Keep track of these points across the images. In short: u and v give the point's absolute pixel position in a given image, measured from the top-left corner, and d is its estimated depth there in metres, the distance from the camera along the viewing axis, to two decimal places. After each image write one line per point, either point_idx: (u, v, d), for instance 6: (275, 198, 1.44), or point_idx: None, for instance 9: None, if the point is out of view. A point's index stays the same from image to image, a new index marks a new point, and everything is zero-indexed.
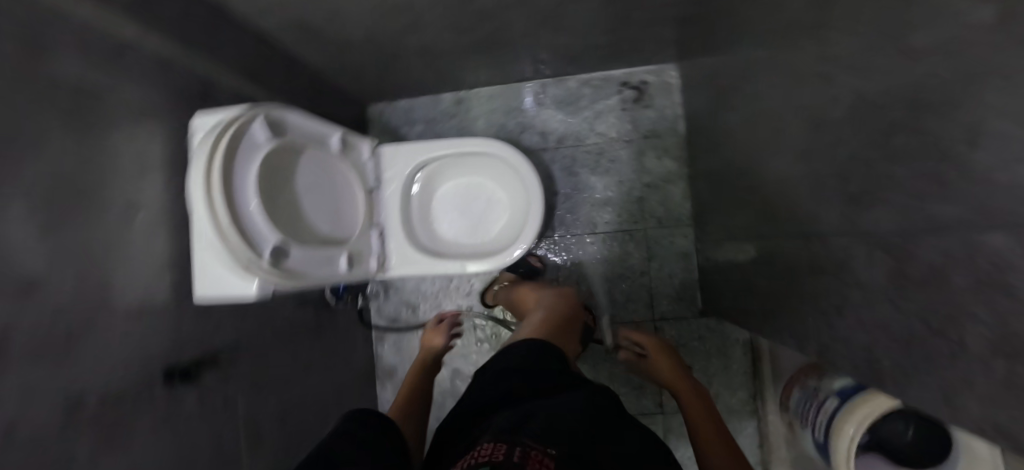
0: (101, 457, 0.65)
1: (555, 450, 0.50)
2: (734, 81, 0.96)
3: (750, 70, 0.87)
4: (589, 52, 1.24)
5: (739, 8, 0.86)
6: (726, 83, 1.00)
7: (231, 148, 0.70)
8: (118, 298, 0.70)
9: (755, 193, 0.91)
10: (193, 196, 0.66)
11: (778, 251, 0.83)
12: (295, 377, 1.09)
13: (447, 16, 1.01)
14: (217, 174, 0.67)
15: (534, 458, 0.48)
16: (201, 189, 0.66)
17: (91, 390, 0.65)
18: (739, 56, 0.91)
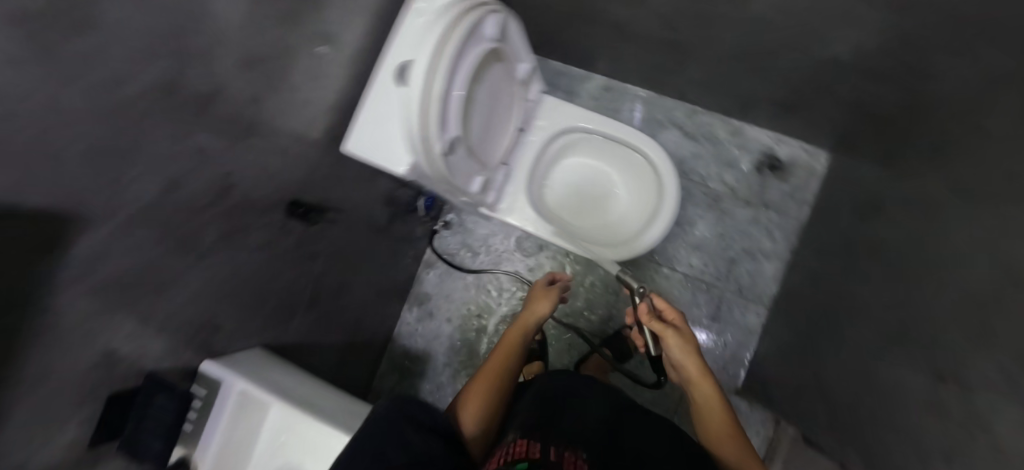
0: (215, 249, 0.65)
1: (584, 454, 0.58)
2: (903, 198, 0.93)
3: (932, 195, 0.84)
4: (760, 103, 1.21)
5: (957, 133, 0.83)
6: (889, 195, 0.98)
7: (467, 31, 0.68)
8: (289, 115, 0.69)
9: (876, 310, 0.89)
10: (420, 57, 0.65)
11: (884, 374, 0.81)
12: (357, 263, 1.08)
13: (668, 4, 0.98)
14: (449, 47, 0.66)
15: (567, 459, 0.56)
16: (430, 54, 0.65)
17: (235, 185, 0.64)
18: (925, 176, 0.88)
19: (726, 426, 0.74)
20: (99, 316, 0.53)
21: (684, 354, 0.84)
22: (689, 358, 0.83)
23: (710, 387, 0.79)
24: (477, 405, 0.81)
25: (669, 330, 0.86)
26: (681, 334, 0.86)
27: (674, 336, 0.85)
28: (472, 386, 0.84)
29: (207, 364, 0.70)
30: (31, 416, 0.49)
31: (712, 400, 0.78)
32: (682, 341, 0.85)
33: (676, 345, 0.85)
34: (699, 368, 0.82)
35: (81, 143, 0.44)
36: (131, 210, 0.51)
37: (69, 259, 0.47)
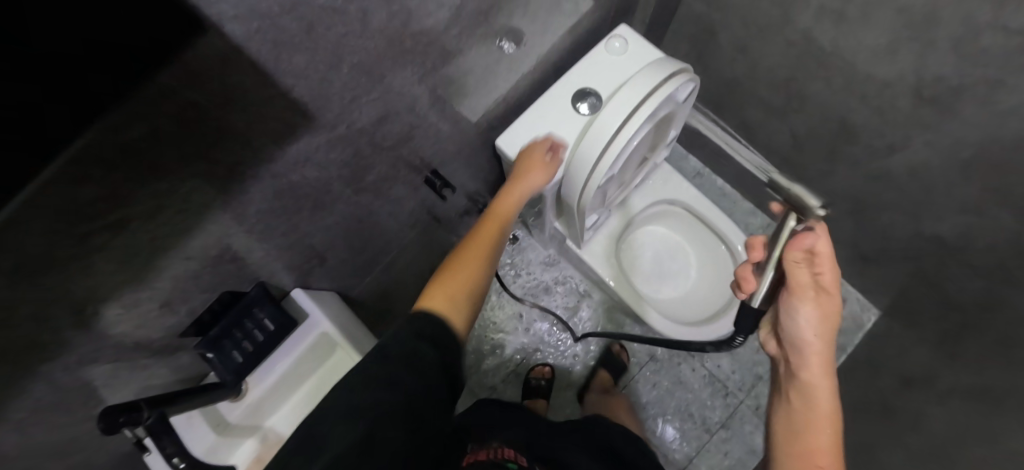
0: (367, 190, 0.64)
1: None
2: (938, 374, 0.98)
3: (963, 380, 0.89)
4: (837, 245, 1.27)
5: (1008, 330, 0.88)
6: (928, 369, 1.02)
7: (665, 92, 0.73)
8: (478, 91, 0.70)
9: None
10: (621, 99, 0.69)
11: None
12: (428, 244, 1.06)
13: (807, 127, 1.04)
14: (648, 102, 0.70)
15: None
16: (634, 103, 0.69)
17: (415, 138, 0.64)
18: (963, 361, 0.94)
19: (822, 455, 0.58)
20: (263, 215, 0.51)
21: (805, 332, 0.62)
22: (816, 330, 0.61)
23: (828, 383, 0.62)
24: (454, 295, 0.54)
25: (815, 297, 0.61)
26: (824, 296, 0.61)
27: (811, 302, 0.61)
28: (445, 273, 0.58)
29: (298, 294, 0.68)
30: (162, 285, 0.47)
31: (816, 395, 0.62)
32: (824, 309, 0.61)
33: (810, 312, 0.61)
34: (818, 354, 0.62)
35: (357, 56, 0.44)
36: (346, 130, 0.51)
37: (282, 153, 0.46)
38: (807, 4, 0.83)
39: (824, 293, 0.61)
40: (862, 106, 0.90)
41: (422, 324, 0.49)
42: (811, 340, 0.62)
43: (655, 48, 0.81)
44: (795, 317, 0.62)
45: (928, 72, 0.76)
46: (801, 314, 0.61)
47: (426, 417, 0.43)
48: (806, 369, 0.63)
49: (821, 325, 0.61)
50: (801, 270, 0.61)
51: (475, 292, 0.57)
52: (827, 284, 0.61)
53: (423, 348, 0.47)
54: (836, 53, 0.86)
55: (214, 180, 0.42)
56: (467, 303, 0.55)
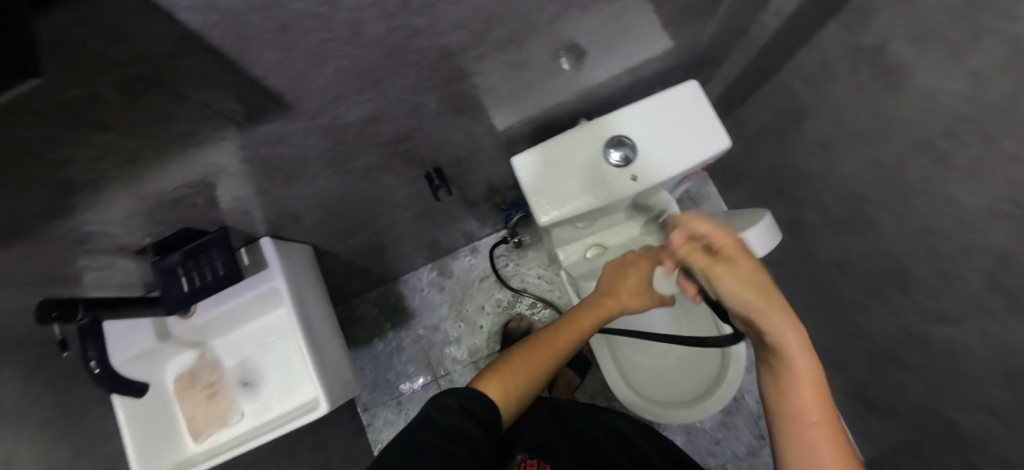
0: (353, 173, 0.62)
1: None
2: None
3: None
4: (846, 378, 1.16)
5: None
6: None
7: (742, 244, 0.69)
8: (503, 108, 0.66)
9: None
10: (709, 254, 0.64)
11: None
12: (426, 221, 1.05)
13: (861, 253, 0.92)
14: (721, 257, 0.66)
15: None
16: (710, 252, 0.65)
17: (416, 138, 0.61)
18: None
19: (813, 413, 0.44)
20: (232, 176, 0.51)
21: (748, 307, 0.43)
22: (743, 291, 0.43)
23: (798, 341, 0.42)
24: (500, 388, 0.63)
25: (725, 267, 0.44)
26: (734, 263, 0.44)
27: (723, 269, 0.44)
28: (505, 359, 0.68)
29: (266, 243, 0.68)
30: (113, 214, 0.48)
31: (791, 367, 0.43)
32: (747, 276, 0.43)
33: (732, 278, 0.43)
34: (782, 331, 0.42)
35: (345, 60, 0.41)
36: (328, 122, 0.48)
37: (252, 130, 0.45)
38: (909, 130, 0.71)
39: (731, 258, 0.45)
40: (925, 260, 0.78)
41: (470, 402, 0.59)
42: (760, 315, 0.43)
43: (716, 117, 0.73)
44: (725, 296, 0.44)
45: (1014, 260, 0.64)
46: (729, 295, 0.43)
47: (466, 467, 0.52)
48: (765, 338, 0.44)
49: (752, 291, 0.43)
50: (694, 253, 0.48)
51: (521, 389, 0.65)
52: (732, 255, 0.46)
53: (465, 424, 0.56)
54: (922, 193, 0.73)
55: (170, 140, 0.41)
56: (509, 397, 0.63)
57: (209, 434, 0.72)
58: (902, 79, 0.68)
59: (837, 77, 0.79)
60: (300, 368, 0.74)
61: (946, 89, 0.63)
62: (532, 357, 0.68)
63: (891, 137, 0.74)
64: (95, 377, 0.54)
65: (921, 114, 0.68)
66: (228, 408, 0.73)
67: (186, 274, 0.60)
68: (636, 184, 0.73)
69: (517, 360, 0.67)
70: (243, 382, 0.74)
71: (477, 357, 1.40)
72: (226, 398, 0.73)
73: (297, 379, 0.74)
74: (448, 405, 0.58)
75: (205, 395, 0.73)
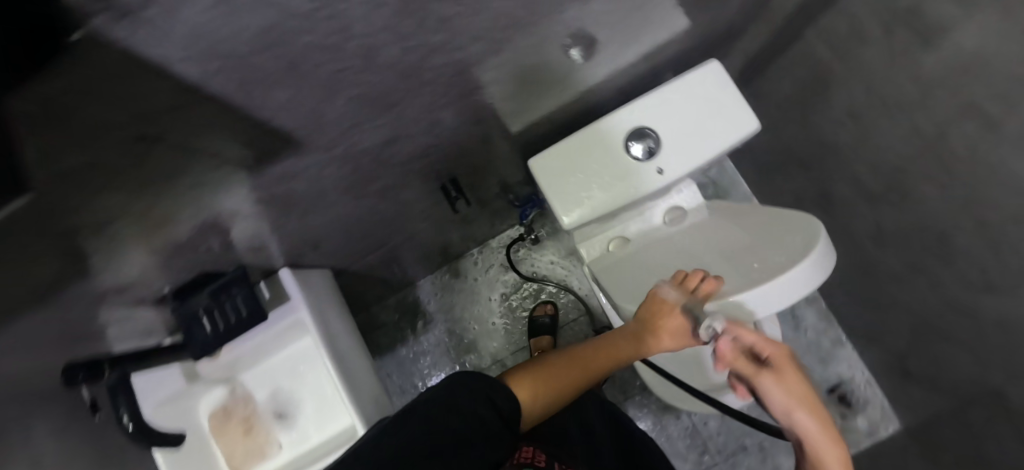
0: (370, 195, 0.59)
1: None
2: None
3: None
4: (884, 349, 1.13)
5: None
6: None
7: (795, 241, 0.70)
8: (521, 112, 0.62)
9: None
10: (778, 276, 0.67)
11: None
12: (441, 228, 1.02)
13: (897, 224, 0.88)
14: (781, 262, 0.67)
15: None
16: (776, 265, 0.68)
17: (433, 154, 0.57)
18: None
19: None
20: (247, 216, 0.48)
21: (794, 415, 0.57)
22: (784, 397, 0.57)
23: (838, 452, 0.55)
24: (529, 390, 0.65)
25: (779, 381, 0.58)
26: (786, 378, 0.58)
27: (772, 376, 0.58)
28: (536, 366, 0.69)
29: (285, 274, 0.66)
30: (127, 270, 0.45)
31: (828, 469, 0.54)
32: (791, 386, 0.58)
33: (775, 386, 0.58)
34: (819, 427, 0.56)
35: (357, 89, 0.37)
36: (343, 151, 0.45)
37: (264, 170, 0.42)
38: (952, 95, 0.66)
39: (781, 372, 0.59)
40: (970, 231, 0.74)
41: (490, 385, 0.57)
42: (800, 416, 0.57)
43: (742, 98, 0.68)
44: (769, 399, 0.58)
45: None
46: (781, 404, 0.57)
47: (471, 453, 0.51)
48: (801, 429, 0.57)
49: (799, 402, 0.57)
50: (741, 361, 0.60)
51: (547, 397, 0.66)
52: (781, 365, 0.59)
53: (483, 411, 0.54)
54: (967, 161, 0.69)
55: (181, 192, 0.38)
56: (536, 401, 0.65)
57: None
58: (943, 41, 0.64)
59: (868, 43, 0.75)
60: (333, 396, 0.72)
61: (995, 49, 0.58)
62: (562, 368, 0.70)
63: (931, 104, 0.70)
64: (131, 433, 0.52)
65: (966, 77, 0.63)
66: (265, 441, 0.72)
67: (208, 316, 0.57)
68: (662, 177, 0.70)
69: (548, 371, 0.69)
70: (277, 414, 0.72)
71: (503, 355, 1.39)
72: (262, 431, 0.72)
73: (330, 407, 0.72)
74: (481, 382, 0.57)
75: (240, 430, 0.71)
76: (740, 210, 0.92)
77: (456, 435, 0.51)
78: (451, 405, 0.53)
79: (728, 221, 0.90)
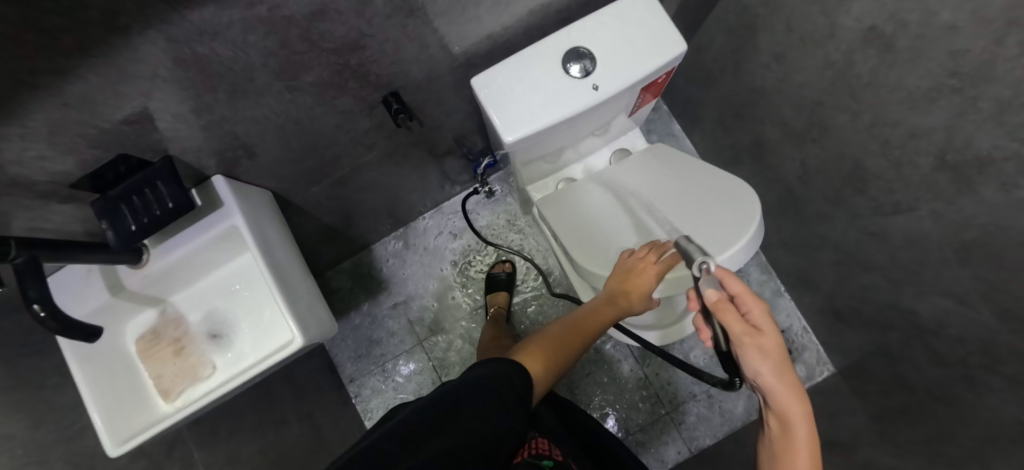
0: (304, 90, 0.59)
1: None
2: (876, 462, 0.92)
3: None
4: (818, 294, 1.20)
5: (963, 435, 0.82)
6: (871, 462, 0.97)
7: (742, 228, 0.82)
8: (459, 19, 0.63)
9: None
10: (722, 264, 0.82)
11: None
12: (392, 171, 1.02)
13: (820, 161, 0.95)
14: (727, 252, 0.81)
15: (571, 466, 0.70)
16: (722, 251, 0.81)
17: (367, 48, 0.58)
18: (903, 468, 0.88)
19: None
20: (170, 85, 0.48)
21: (764, 367, 0.50)
22: (760, 366, 0.51)
23: (800, 407, 0.49)
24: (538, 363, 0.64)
25: (752, 342, 0.51)
26: (761, 337, 0.51)
27: (749, 347, 0.51)
28: (536, 340, 0.68)
29: (218, 181, 0.64)
30: (38, 127, 0.44)
31: (791, 422, 0.49)
32: (762, 347, 0.51)
33: (754, 356, 0.51)
34: (777, 381, 0.50)
35: None
36: (267, 13, 0.45)
37: (180, 18, 0.41)
38: (855, 23, 0.73)
39: (758, 332, 0.52)
40: (878, 154, 0.81)
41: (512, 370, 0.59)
42: (764, 371, 0.50)
43: (670, 22, 0.73)
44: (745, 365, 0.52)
45: (959, 136, 0.67)
46: (749, 361, 0.51)
47: (493, 429, 0.53)
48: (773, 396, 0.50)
49: (770, 361, 0.50)
50: (732, 314, 0.53)
51: (557, 367, 0.66)
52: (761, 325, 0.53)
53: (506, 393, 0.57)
54: (872, 86, 0.76)
55: (91, 24, 0.38)
56: (548, 372, 0.64)
57: (180, 391, 0.68)
58: None
59: None
60: (272, 315, 0.70)
61: None
62: (563, 341, 0.69)
63: (840, 34, 0.76)
64: (40, 320, 0.49)
65: (865, 3, 0.70)
66: (197, 362, 0.69)
67: (131, 213, 0.57)
68: (598, 94, 0.73)
69: (549, 340, 0.69)
70: (211, 335, 0.70)
71: (460, 316, 1.38)
72: (193, 352, 0.69)
73: (267, 325, 0.70)
74: (518, 371, 0.60)
75: (170, 351, 0.69)
76: (681, 156, 0.95)
77: (483, 416, 0.53)
78: (483, 390, 0.56)
79: (672, 171, 0.93)
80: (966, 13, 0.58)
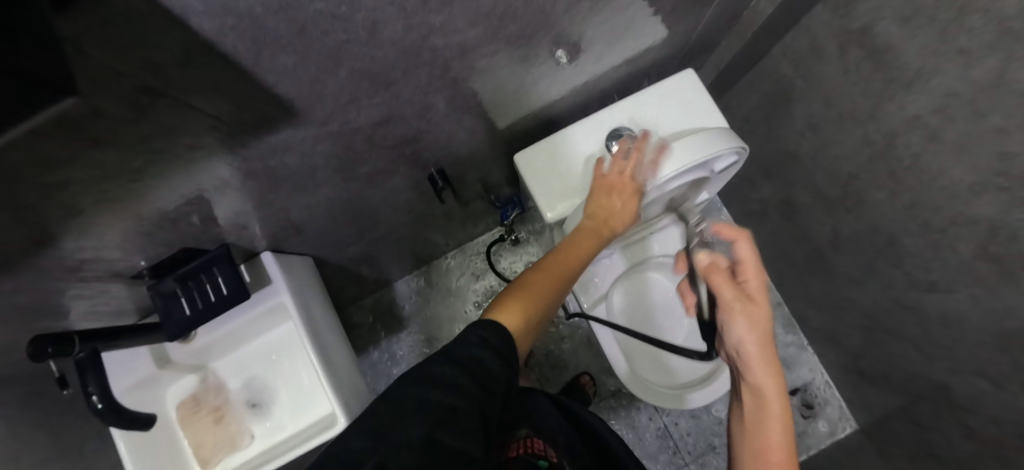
0: (358, 179, 0.60)
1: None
2: None
3: None
4: (843, 351, 1.20)
5: None
6: None
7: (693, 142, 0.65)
8: (509, 105, 0.64)
9: None
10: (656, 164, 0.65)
11: None
12: (423, 223, 1.03)
13: (853, 230, 0.95)
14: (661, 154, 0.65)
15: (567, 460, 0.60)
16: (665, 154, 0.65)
17: (423, 140, 0.59)
18: None
19: (774, 452, 0.48)
20: (237, 188, 0.48)
21: (746, 334, 0.53)
22: (744, 334, 0.53)
23: (772, 379, 0.51)
24: (521, 312, 0.54)
25: (741, 308, 0.54)
26: (752, 307, 0.54)
27: (740, 313, 0.53)
28: (511, 290, 0.57)
29: (267, 257, 0.65)
30: (110, 236, 0.45)
31: (764, 394, 0.51)
32: (749, 315, 0.53)
33: (740, 322, 0.53)
34: (755, 349, 0.52)
35: (359, 63, 0.39)
36: (338, 128, 0.46)
37: (258, 141, 0.42)
38: (898, 109, 0.73)
39: (750, 302, 0.54)
40: (916, 234, 0.81)
41: (491, 330, 0.50)
42: (747, 338, 0.53)
43: (715, 105, 0.73)
44: (730, 332, 0.54)
45: (1004, 231, 0.67)
46: (736, 326, 0.53)
47: (474, 409, 0.42)
48: (750, 365, 0.52)
49: (755, 331, 0.53)
50: (722, 278, 0.56)
51: (540, 315, 0.56)
52: (755, 295, 0.54)
53: (484, 355, 0.47)
54: (912, 170, 0.76)
55: (173, 155, 0.38)
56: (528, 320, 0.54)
57: (218, 461, 0.68)
58: (890, 59, 0.70)
59: (827, 59, 0.81)
60: (312, 387, 0.71)
61: (933, 68, 0.65)
62: (542, 282, 0.59)
63: (882, 117, 0.76)
64: (98, 412, 0.49)
65: (911, 92, 0.70)
66: (236, 431, 0.70)
67: (186, 297, 0.56)
68: None
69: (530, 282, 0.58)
70: (250, 404, 0.71)
71: None
72: (233, 421, 0.70)
73: (307, 396, 0.71)
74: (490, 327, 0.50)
75: (210, 420, 0.69)
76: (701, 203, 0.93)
77: (459, 392, 0.43)
78: (464, 361, 0.45)
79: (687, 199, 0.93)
80: (1018, 120, 0.58)
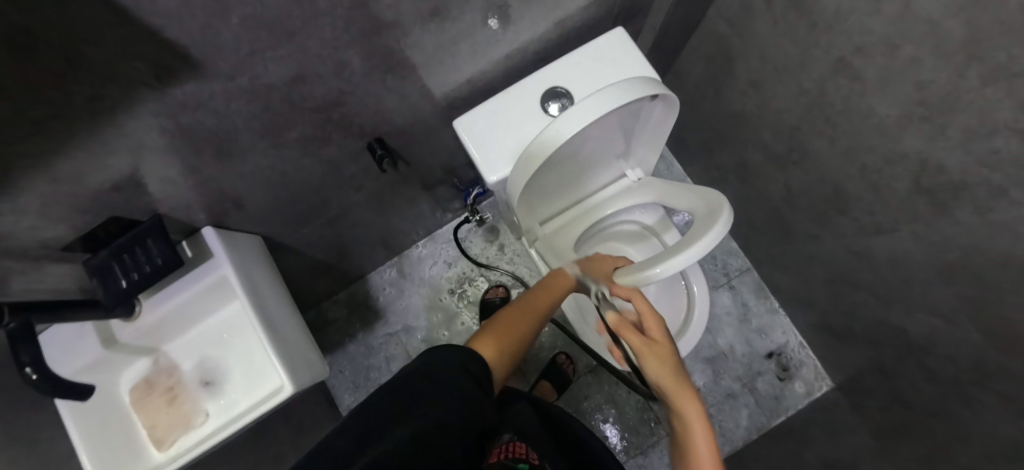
0: (289, 146, 0.61)
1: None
2: None
3: None
4: (811, 310, 1.21)
5: (963, 455, 0.82)
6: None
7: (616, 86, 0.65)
8: (437, 69, 0.65)
9: None
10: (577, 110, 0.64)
11: None
12: (382, 206, 1.04)
13: (803, 183, 0.96)
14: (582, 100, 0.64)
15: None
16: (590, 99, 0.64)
17: (348, 103, 0.60)
18: None
19: None
20: (157, 151, 0.49)
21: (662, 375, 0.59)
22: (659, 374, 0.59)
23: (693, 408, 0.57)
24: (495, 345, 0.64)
25: (653, 352, 0.60)
26: (659, 348, 0.61)
27: (652, 359, 0.60)
28: (493, 323, 0.69)
29: (207, 232, 0.67)
30: (29, 202, 0.45)
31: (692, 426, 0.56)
32: (659, 356, 0.60)
33: (655, 366, 0.60)
34: (671, 382, 0.59)
35: (250, 9, 0.40)
36: (247, 83, 0.47)
37: (163, 95, 0.43)
38: (825, 53, 0.75)
39: (658, 345, 0.61)
40: (857, 177, 0.83)
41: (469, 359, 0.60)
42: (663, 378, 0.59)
43: (644, 58, 0.75)
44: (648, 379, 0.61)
45: (930, 161, 0.68)
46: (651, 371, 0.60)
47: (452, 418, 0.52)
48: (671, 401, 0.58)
49: (667, 369, 0.59)
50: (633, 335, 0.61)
51: (512, 347, 0.66)
52: (657, 336, 0.62)
53: (461, 377, 0.57)
54: (845, 113, 0.78)
55: (76, 109, 0.39)
56: (503, 355, 0.65)
57: (173, 440, 0.68)
58: (811, 4, 0.72)
59: (757, 13, 0.83)
60: (263, 360, 0.71)
61: (849, 8, 0.67)
62: (516, 323, 0.69)
63: (811, 64, 0.78)
64: (34, 382, 0.50)
65: (833, 35, 0.72)
66: (189, 410, 0.70)
67: (121, 269, 0.58)
68: None
69: (505, 321, 0.68)
70: (204, 382, 0.71)
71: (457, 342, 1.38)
72: (187, 400, 0.70)
73: (257, 369, 0.71)
74: (475, 361, 0.60)
75: (164, 400, 0.70)
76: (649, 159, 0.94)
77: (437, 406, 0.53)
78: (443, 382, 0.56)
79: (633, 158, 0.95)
80: (928, 47, 0.60)
